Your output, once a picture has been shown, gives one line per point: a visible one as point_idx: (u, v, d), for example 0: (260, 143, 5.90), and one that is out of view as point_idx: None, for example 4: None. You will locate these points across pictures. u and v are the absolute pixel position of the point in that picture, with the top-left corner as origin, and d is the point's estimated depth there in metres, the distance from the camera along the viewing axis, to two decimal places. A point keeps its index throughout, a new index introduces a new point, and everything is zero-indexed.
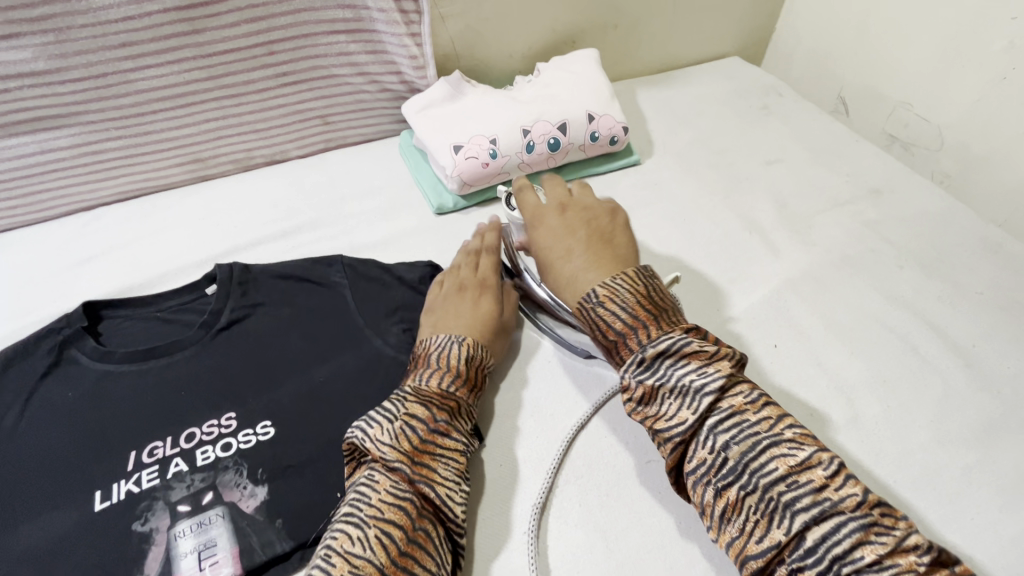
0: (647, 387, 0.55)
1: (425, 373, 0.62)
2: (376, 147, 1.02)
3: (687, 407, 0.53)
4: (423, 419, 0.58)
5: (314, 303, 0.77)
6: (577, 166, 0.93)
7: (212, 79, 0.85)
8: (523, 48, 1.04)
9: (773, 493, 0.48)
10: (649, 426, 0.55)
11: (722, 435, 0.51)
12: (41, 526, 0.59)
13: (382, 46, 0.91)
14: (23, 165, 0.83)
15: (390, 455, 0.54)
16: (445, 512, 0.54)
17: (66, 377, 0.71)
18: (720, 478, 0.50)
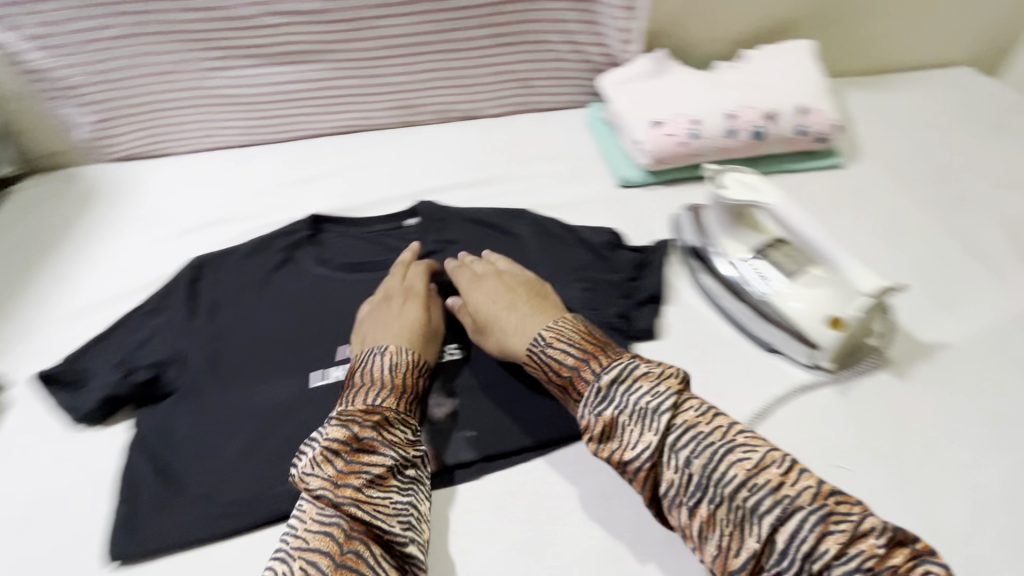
0: (606, 417, 0.54)
1: (352, 394, 0.60)
2: (564, 115, 1.05)
3: (647, 429, 0.53)
4: (341, 439, 0.56)
5: (500, 249, 0.83)
6: (775, 160, 0.89)
7: (439, 33, 0.93)
8: (732, 33, 1.00)
9: (731, 498, 0.49)
10: (609, 458, 0.55)
11: (683, 452, 0.52)
12: (272, 388, 0.70)
13: (596, 17, 0.93)
14: (277, 91, 0.98)
15: (315, 487, 0.54)
16: (378, 524, 0.53)
17: (294, 273, 0.83)
18: (690, 496, 0.51)
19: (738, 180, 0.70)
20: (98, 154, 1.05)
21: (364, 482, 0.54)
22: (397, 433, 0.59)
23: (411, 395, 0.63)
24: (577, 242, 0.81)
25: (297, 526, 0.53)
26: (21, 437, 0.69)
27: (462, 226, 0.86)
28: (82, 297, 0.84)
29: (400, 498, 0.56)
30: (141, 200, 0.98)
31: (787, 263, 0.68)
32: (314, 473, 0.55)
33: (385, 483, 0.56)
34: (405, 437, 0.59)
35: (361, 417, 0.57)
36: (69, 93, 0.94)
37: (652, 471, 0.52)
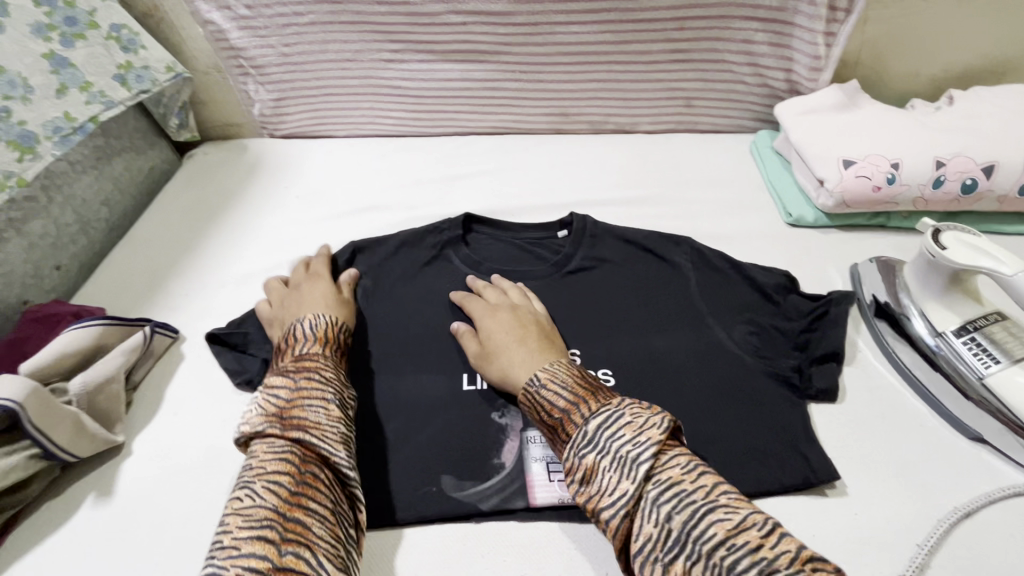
0: (589, 461, 0.50)
1: (303, 344, 0.65)
2: (726, 140, 0.99)
3: (626, 476, 0.47)
4: (286, 386, 0.58)
5: (655, 274, 0.78)
6: (977, 217, 0.80)
7: (616, 44, 0.90)
8: (937, 70, 0.90)
9: (716, 556, 0.42)
10: (592, 509, 0.49)
11: (664, 507, 0.45)
12: (419, 383, 0.70)
13: (788, 40, 0.87)
14: (442, 87, 0.99)
15: (257, 424, 0.55)
16: (333, 453, 0.54)
17: (441, 270, 0.82)
18: (665, 553, 0.44)
19: (962, 239, 0.61)
20: (267, 129, 1.12)
21: (304, 409, 0.56)
22: (323, 377, 0.60)
23: (336, 347, 0.67)
24: (745, 281, 0.75)
25: (253, 458, 0.53)
26: (193, 390, 0.73)
27: (618, 244, 0.81)
28: (246, 263, 0.89)
29: (336, 424, 0.57)
30: (301, 177, 1.03)
31: (1012, 344, 0.60)
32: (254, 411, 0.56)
33: (330, 414, 0.57)
34: (339, 383, 0.62)
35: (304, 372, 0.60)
36: (256, 70, 1.01)
37: (629, 526, 0.47)
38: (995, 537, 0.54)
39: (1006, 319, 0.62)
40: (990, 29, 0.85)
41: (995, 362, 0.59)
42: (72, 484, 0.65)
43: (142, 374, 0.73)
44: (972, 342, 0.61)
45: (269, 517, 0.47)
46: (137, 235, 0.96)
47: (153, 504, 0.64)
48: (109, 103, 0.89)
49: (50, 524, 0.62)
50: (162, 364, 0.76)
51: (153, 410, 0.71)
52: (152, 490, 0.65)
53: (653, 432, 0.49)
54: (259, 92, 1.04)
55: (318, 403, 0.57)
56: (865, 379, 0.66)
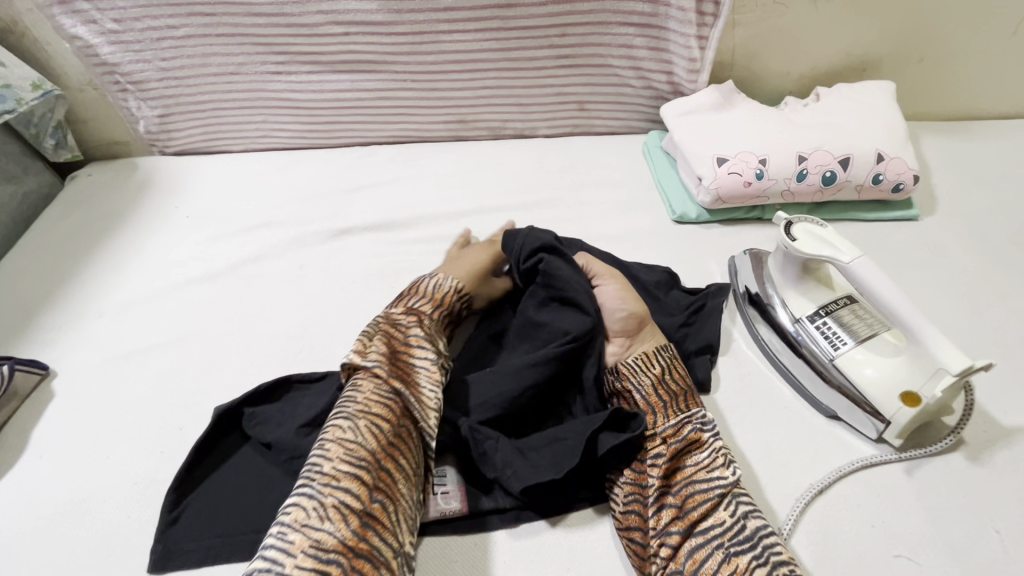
0: (701, 435, 0.58)
1: (419, 298, 0.67)
2: (620, 141, 1.02)
3: (728, 466, 0.56)
4: (403, 338, 0.61)
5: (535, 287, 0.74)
6: (841, 206, 0.85)
7: (503, 51, 0.91)
8: (805, 68, 0.96)
9: (781, 571, 0.48)
10: (688, 471, 0.56)
11: (743, 506, 0.53)
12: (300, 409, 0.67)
13: (665, 44, 0.90)
14: (335, 98, 0.97)
15: (371, 360, 0.58)
16: (427, 421, 0.57)
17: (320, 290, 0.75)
18: (734, 542, 0.50)
19: (810, 230, 0.65)
20: (157, 147, 1.07)
21: (416, 366, 0.59)
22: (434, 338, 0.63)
23: (445, 312, 0.68)
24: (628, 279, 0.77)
25: (355, 397, 0.55)
26: (60, 430, 0.69)
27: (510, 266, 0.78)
28: (128, 290, 0.85)
29: (435, 386, 0.59)
30: (193, 196, 0.99)
31: (859, 326, 0.64)
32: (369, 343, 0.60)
33: (433, 375, 0.59)
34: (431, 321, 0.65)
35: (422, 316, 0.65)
36: (134, 86, 0.96)
37: (709, 505, 0.53)
38: (844, 508, 0.57)
39: (855, 302, 0.66)
40: (846, 28, 0.91)
41: (844, 343, 0.63)
42: None
43: (4, 417, 0.69)
44: (825, 326, 0.65)
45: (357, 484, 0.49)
46: (6, 265, 0.90)
47: (9, 557, 0.59)
48: None
49: None
50: (29, 404, 0.71)
51: (15, 455, 0.67)
52: (10, 541, 0.61)
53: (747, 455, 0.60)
54: (141, 108, 1.00)
55: (419, 358, 0.60)
56: (737, 367, 0.70)
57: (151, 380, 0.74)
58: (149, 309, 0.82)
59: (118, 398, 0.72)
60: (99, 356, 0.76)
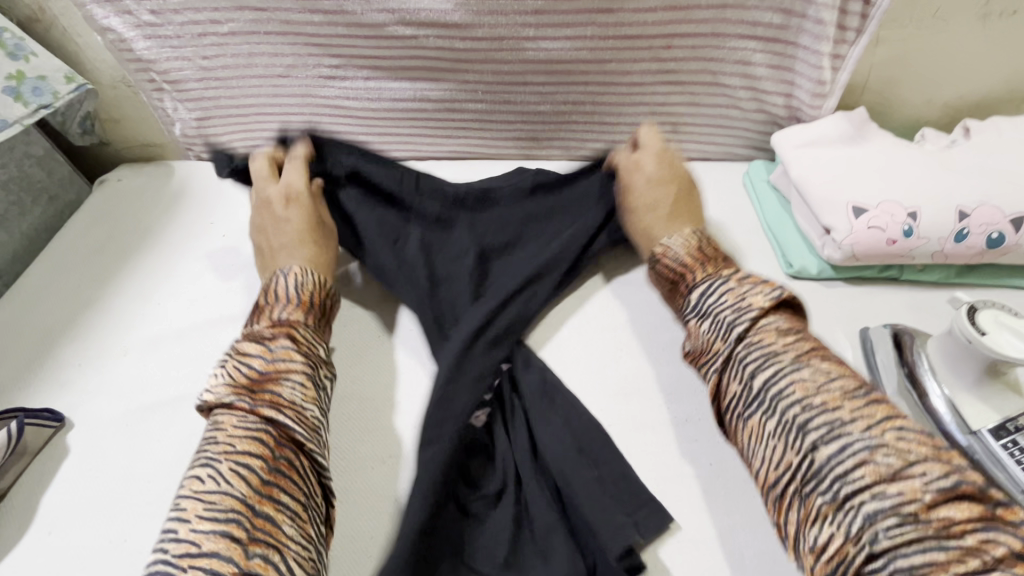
0: (692, 324, 0.57)
1: (281, 308, 0.60)
2: (716, 171, 0.88)
3: (721, 336, 0.53)
4: (258, 355, 0.53)
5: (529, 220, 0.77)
6: (999, 271, 0.70)
7: (594, 63, 0.77)
8: (952, 97, 0.80)
9: (794, 415, 0.46)
10: (693, 363, 0.56)
11: (749, 365, 0.50)
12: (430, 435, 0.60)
13: (790, 63, 0.75)
14: (394, 108, 0.85)
15: (222, 394, 0.50)
16: (308, 436, 0.50)
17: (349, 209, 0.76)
18: (747, 407, 0.49)
19: (1001, 320, 0.52)
20: (192, 151, 0.96)
21: (282, 390, 0.51)
22: (309, 346, 0.57)
23: (316, 312, 0.62)
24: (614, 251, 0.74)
25: (221, 432, 0.48)
26: (71, 501, 0.59)
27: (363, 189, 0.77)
28: (155, 323, 0.75)
29: (312, 405, 0.52)
30: (231, 211, 0.89)
31: None
32: (225, 380, 0.52)
33: (306, 393, 0.52)
34: (318, 354, 0.57)
35: (285, 334, 0.56)
36: (171, 86, 0.85)
37: (717, 382, 0.52)
38: None
39: None
40: (1014, 55, 0.75)
41: None
42: None
43: (10, 480, 0.60)
44: (1013, 446, 0.51)
45: (234, 509, 0.43)
46: (26, 284, 0.80)
47: None
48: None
49: None
50: (38, 463, 0.61)
51: (22, 529, 0.58)
52: None
53: (757, 303, 0.53)
54: (178, 110, 0.89)
55: (294, 376, 0.52)
56: None
57: (178, 443, 0.63)
58: (177, 348, 0.72)
59: (139, 464, 0.62)
60: (118, 406, 0.66)
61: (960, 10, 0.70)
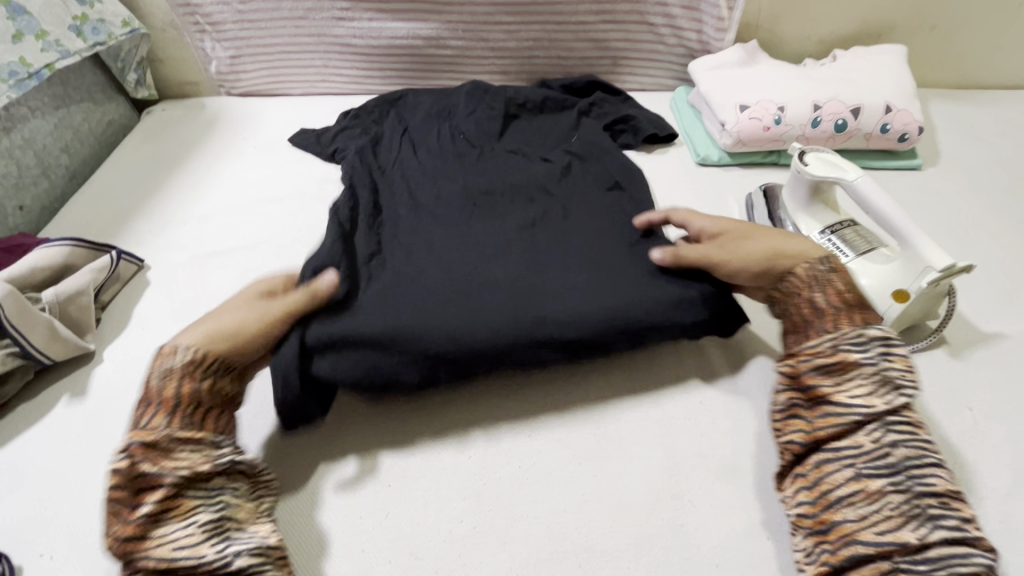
0: (851, 360, 0.58)
1: (144, 415, 0.56)
2: (649, 97, 1.11)
3: (880, 397, 0.56)
4: (116, 491, 0.53)
5: (517, 130, 1.03)
6: (851, 154, 0.94)
7: (548, 5, 1.00)
8: (824, 33, 1.04)
9: (923, 502, 0.51)
10: (821, 399, 0.58)
11: (893, 436, 0.55)
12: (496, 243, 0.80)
13: (697, 3, 0.99)
14: (392, 45, 1.07)
15: (111, 537, 0.51)
16: (188, 554, 0.50)
17: (349, 131, 1.04)
18: (869, 467, 0.54)
19: (822, 157, 0.74)
20: (225, 88, 1.17)
21: (143, 525, 0.51)
22: (180, 457, 0.54)
23: (195, 403, 0.57)
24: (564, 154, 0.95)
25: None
26: (157, 311, 0.80)
27: (375, 112, 1.07)
28: (205, 205, 0.95)
29: (183, 519, 0.52)
30: (259, 131, 1.10)
31: (859, 241, 0.72)
32: (107, 528, 0.52)
33: (179, 511, 0.52)
34: (202, 453, 0.55)
35: (141, 454, 0.53)
36: (212, 27, 1.06)
37: (846, 431, 0.56)
38: None
39: (857, 225, 0.75)
40: None
41: (844, 255, 0.72)
42: (43, 390, 0.72)
43: (109, 296, 0.79)
44: (828, 242, 0.74)
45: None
46: (97, 181, 1.00)
47: (122, 403, 0.70)
48: (64, 52, 0.92)
49: (25, 422, 0.69)
50: (128, 288, 0.82)
51: (119, 327, 0.78)
52: (122, 391, 0.71)
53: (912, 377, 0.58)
54: (215, 49, 1.10)
55: (150, 508, 0.52)
56: None
57: (234, 278, 0.84)
58: (227, 219, 0.92)
59: (205, 289, 0.83)
60: (183, 255, 0.86)
61: None
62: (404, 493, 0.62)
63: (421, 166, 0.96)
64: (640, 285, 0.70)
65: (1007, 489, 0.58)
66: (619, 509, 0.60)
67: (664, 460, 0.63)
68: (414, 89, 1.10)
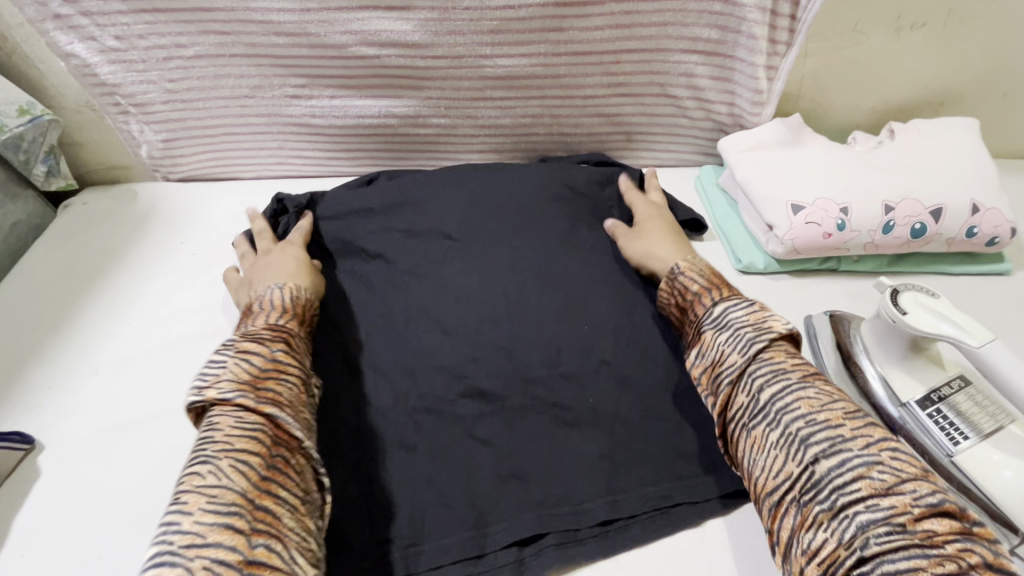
0: (706, 334, 0.59)
1: (261, 322, 0.61)
2: (670, 176, 0.94)
3: (738, 350, 0.55)
4: (257, 356, 0.55)
5: (512, 223, 0.83)
6: (926, 258, 0.77)
7: (550, 77, 0.82)
8: (877, 102, 0.87)
9: (795, 427, 0.49)
10: (704, 374, 0.57)
11: (757, 378, 0.53)
12: (495, 415, 0.65)
13: (730, 74, 0.81)
14: (360, 124, 0.88)
15: (226, 389, 0.50)
16: (305, 437, 0.51)
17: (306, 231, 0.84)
18: (751, 419, 0.52)
19: (921, 301, 0.56)
20: (160, 172, 0.97)
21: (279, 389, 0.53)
22: (296, 358, 0.58)
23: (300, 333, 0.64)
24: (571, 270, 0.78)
25: (216, 431, 0.48)
26: (48, 521, 0.60)
27: None
28: (125, 342, 0.75)
29: (304, 409, 0.54)
30: (201, 230, 0.90)
31: (980, 417, 0.54)
32: (226, 372, 0.52)
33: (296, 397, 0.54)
34: (305, 366, 0.59)
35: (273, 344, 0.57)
36: (137, 109, 0.86)
37: (729, 392, 0.54)
38: None
39: (971, 386, 0.57)
40: (927, 62, 0.82)
41: (965, 438, 0.54)
42: None
43: None
44: (938, 415, 0.56)
45: (236, 502, 0.44)
46: None
47: None
48: None
49: None
50: (8, 488, 0.62)
51: None
52: None
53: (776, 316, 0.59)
54: (144, 132, 0.90)
55: (286, 381, 0.54)
56: None
57: (152, 458, 0.64)
58: (152, 365, 0.72)
59: (113, 479, 0.62)
60: (91, 426, 0.66)
61: (875, 23, 0.77)
62: None
63: (400, 271, 0.78)
64: (667, 495, 0.60)
65: None
66: None
67: None
68: (387, 172, 0.91)
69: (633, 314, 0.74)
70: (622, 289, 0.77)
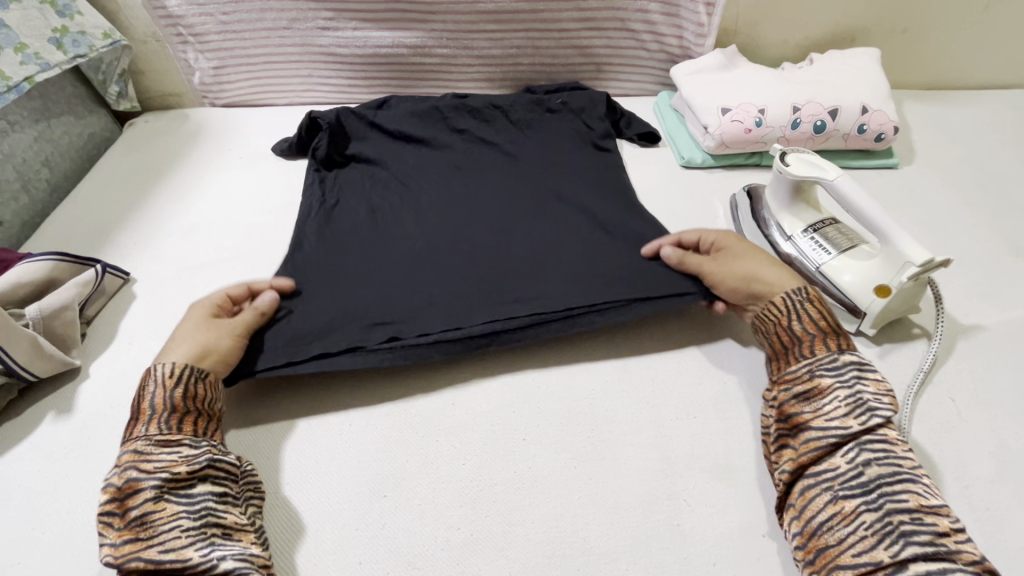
0: (824, 385, 0.60)
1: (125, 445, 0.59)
2: (633, 102, 1.13)
3: (855, 416, 0.57)
4: (109, 503, 0.54)
5: (504, 137, 1.05)
6: (831, 154, 0.97)
7: (532, 13, 1.01)
8: (800, 37, 1.07)
9: (895, 518, 0.51)
10: (806, 418, 0.59)
11: (868, 453, 0.55)
12: (481, 255, 0.84)
13: (677, 10, 1.01)
14: (377, 54, 1.07)
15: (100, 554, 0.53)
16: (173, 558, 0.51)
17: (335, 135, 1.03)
18: (845, 488, 0.54)
19: (802, 158, 0.75)
20: (208, 99, 1.16)
21: (137, 527, 0.53)
22: (160, 459, 0.56)
23: (183, 413, 0.61)
24: (549, 165, 0.98)
25: None
26: (146, 324, 0.79)
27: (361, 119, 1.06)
28: (190, 217, 0.94)
29: (176, 522, 0.53)
30: (245, 141, 1.09)
31: (841, 240, 0.74)
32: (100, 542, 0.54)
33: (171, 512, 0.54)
34: (181, 457, 0.57)
35: (128, 466, 0.56)
36: (194, 38, 1.06)
37: (824, 452, 0.56)
38: None
39: (838, 223, 0.77)
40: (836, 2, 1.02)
41: (829, 254, 0.73)
42: (29, 408, 0.71)
43: (94, 311, 0.79)
44: (812, 241, 0.75)
45: None
46: (77, 195, 0.99)
47: (110, 419, 0.69)
48: (45, 65, 0.91)
49: (10, 440, 0.68)
50: (114, 303, 0.81)
51: (104, 344, 0.77)
52: (111, 406, 0.70)
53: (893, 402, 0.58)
54: (198, 60, 1.09)
55: (140, 509, 0.53)
56: None
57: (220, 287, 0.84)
58: (215, 232, 0.92)
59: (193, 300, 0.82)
60: (173, 268, 0.86)
61: None
62: (404, 505, 0.62)
63: (414, 171, 1.00)
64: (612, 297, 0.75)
65: (991, 477, 0.60)
66: (615, 511, 0.61)
67: (659, 461, 0.64)
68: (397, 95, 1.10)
69: (597, 193, 0.93)
70: (590, 177, 0.96)
